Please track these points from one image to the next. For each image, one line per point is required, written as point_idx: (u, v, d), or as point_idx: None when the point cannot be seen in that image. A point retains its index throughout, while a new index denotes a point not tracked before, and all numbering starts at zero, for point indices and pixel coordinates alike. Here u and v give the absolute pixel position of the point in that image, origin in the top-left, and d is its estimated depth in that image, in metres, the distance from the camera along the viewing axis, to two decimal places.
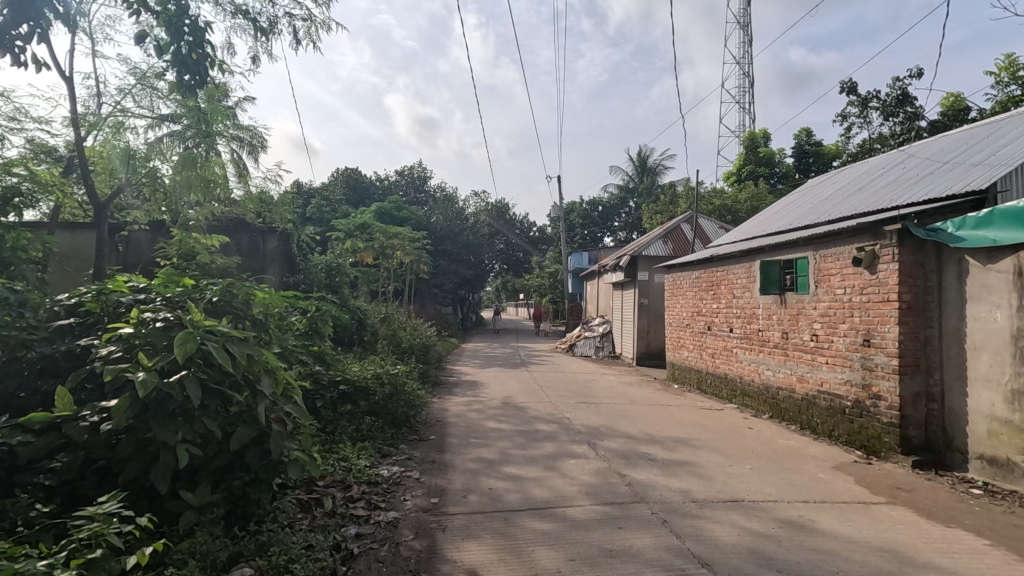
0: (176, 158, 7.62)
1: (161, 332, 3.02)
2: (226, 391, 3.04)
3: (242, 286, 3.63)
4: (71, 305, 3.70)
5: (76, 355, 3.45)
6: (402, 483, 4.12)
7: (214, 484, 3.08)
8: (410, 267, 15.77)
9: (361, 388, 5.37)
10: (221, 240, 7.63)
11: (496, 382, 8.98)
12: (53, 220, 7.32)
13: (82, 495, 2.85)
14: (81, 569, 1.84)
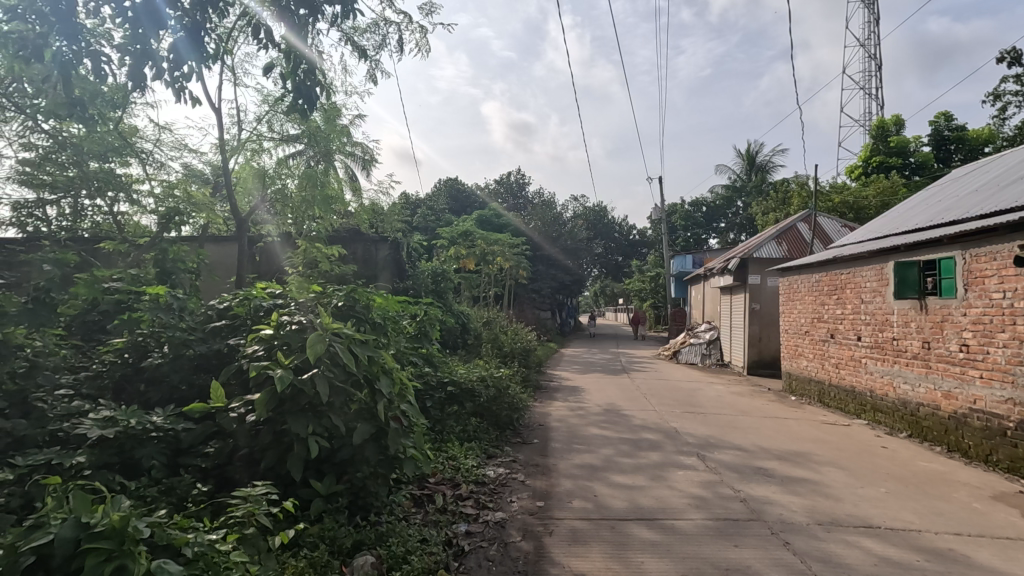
0: (301, 175, 8.41)
1: (295, 333, 3.33)
2: (349, 390, 3.30)
3: (363, 292, 3.94)
4: (222, 309, 4.24)
5: (225, 353, 3.92)
6: (507, 484, 4.20)
7: (339, 475, 3.34)
8: (510, 273, 16.05)
9: (467, 390, 5.57)
10: (340, 249, 8.26)
11: (597, 388, 8.88)
12: (204, 235, 8.35)
13: (230, 479, 3.21)
14: (238, 543, 2.07)
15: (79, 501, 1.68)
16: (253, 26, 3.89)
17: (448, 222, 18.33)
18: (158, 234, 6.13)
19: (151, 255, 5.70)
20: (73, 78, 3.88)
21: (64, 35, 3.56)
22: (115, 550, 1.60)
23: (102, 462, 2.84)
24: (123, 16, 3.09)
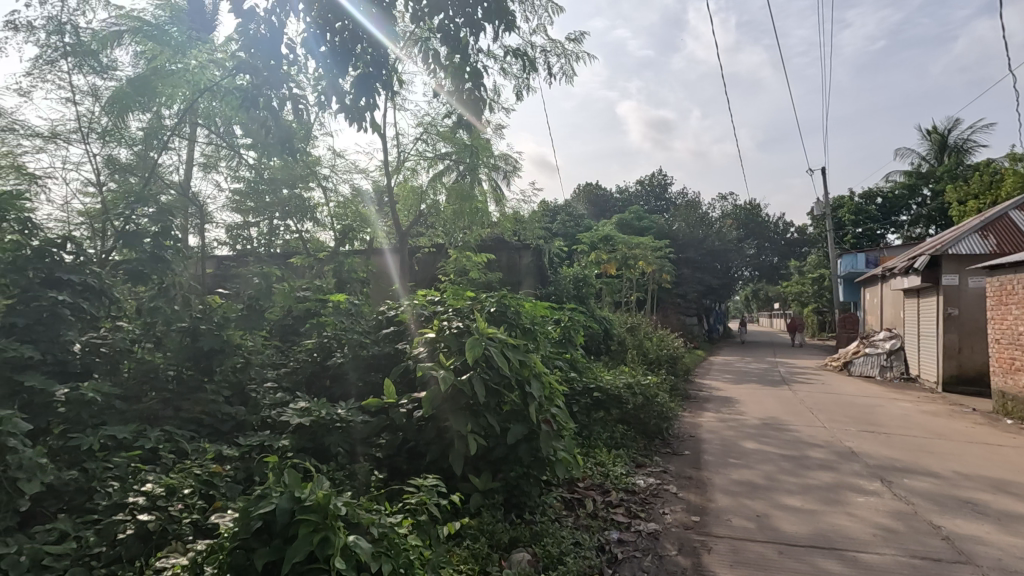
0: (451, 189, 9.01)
1: (455, 337, 3.60)
2: (503, 391, 3.47)
3: (513, 298, 4.12)
4: (390, 315, 4.72)
5: (393, 354, 4.35)
6: (659, 495, 4.07)
7: (494, 472, 3.51)
8: (653, 277, 15.54)
9: (614, 396, 5.51)
10: (487, 258, 8.69)
11: (753, 399, 8.23)
12: (371, 247, 9.33)
13: (400, 469, 3.54)
14: (413, 528, 2.28)
15: (292, 478, 1.98)
16: (424, 55, 4.27)
17: (588, 228, 18.31)
18: (335, 249, 6.99)
19: (330, 268, 6.53)
20: (277, 118, 4.60)
21: (271, 84, 4.28)
22: (320, 523, 1.85)
23: (301, 445, 3.30)
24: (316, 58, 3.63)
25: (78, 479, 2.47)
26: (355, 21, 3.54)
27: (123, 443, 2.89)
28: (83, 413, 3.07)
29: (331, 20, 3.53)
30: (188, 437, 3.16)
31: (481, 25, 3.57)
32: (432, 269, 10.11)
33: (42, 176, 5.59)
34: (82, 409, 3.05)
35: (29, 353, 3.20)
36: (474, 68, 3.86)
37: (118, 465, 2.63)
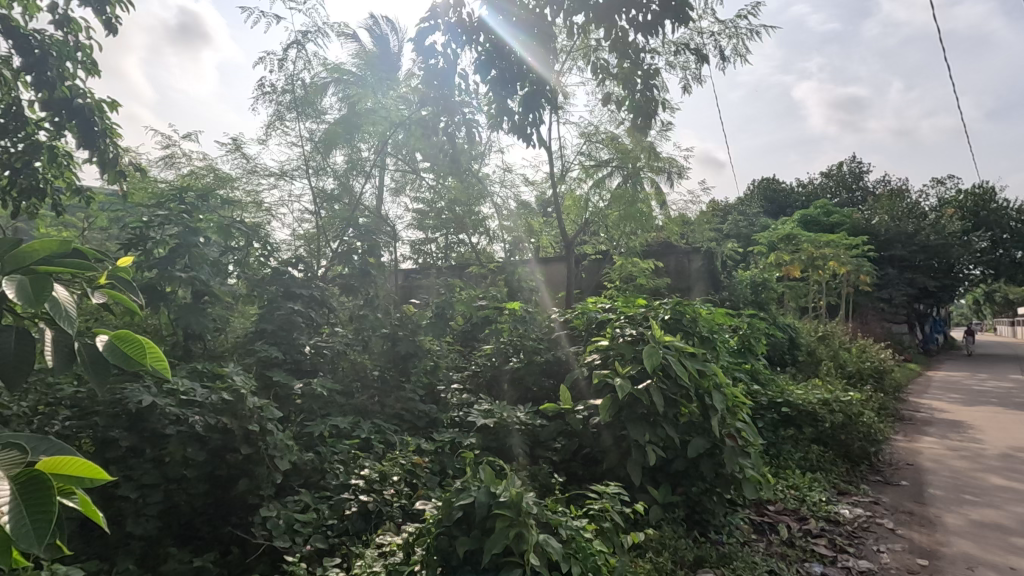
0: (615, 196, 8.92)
1: (629, 345, 3.56)
2: (681, 401, 3.36)
3: (689, 305, 3.95)
4: (562, 323, 4.84)
5: (567, 361, 4.45)
6: (871, 530, 3.54)
7: (674, 486, 3.39)
8: (848, 279, 13.63)
9: (807, 413, 4.95)
10: (654, 264, 8.42)
11: (994, 425, 6.75)
12: (538, 257, 9.66)
13: (577, 474, 3.60)
14: (597, 533, 2.30)
15: (488, 475, 2.13)
16: (590, 65, 4.26)
17: (765, 227, 16.74)
18: (507, 260, 7.37)
19: (503, 277, 6.91)
20: (454, 142, 5.01)
21: (450, 112, 4.69)
22: (515, 518, 1.97)
23: (485, 444, 3.53)
24: (489, 82, 3.84)
25: (315, 460, 2.95)
26: (514, 51, 3.74)
27: (343, 432, 3.38)
28: (314, 405, 3.66)
29: (501, 46, 3.74)
30: (392, 431, 3.59)
31: (652, 28, 3.43)
32: (597, 277, 10.11)
33: (276, 208, 6.80)
34: (313, 401, 3.63)
35: (274, 353, 3.91)
36: (644, 71, 3.74)
37: (342, 451, 3.07)
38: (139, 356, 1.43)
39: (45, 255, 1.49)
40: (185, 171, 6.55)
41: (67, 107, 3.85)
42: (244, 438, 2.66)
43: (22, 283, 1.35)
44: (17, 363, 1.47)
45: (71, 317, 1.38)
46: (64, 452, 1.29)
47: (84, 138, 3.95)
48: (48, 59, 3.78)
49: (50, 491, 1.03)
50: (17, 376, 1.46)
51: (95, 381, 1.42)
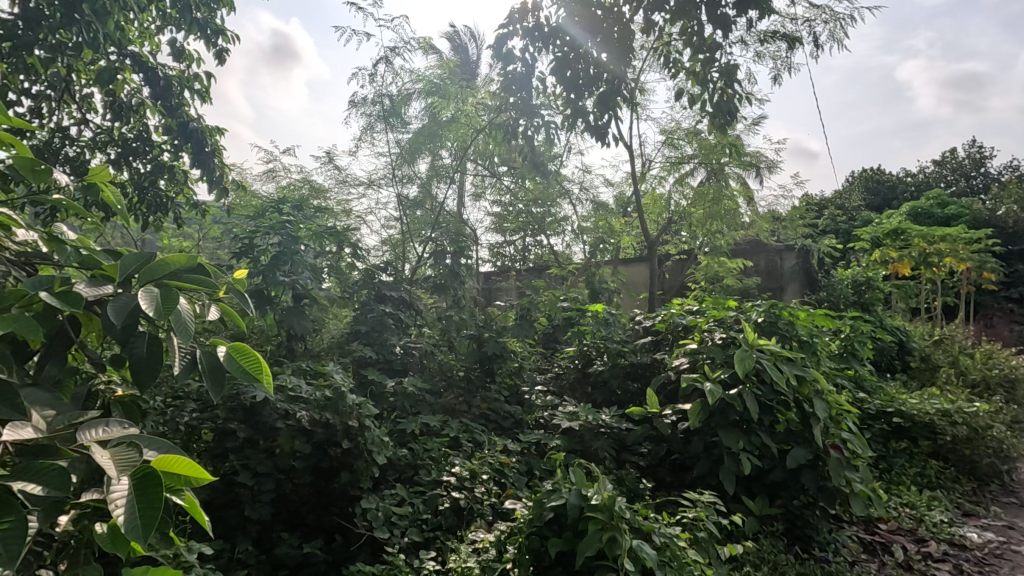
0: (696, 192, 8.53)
1: (720, 348, 3.43)
2: (778, 409, 3.19)
3: (785, 307, 3.74)
4: (648, 325, 4.74)
5: (653, 364, 4.35)
6: (1006, 558, 3.17)
7: (771, 498, 3.22)
8: (970, 277, 12.23)
9: (924, 425, 4.51)
10: (743, 263, 8.00)
11: None
12: (619, 258, 9.49)
13: (665, 480, 3.50)
14: (691, 542, 2.22)
15: (578, 477, 2.13)
16: (671, 59, 4.12)
17: (868, 222, 15.42)
18: (587, 262, 7.30)
19: (584, 279, 6.85)
20: (533, 146, 5.04)
21: (527, 114, 4.70)
22: (607, 522, 1.95)
23: (571, 446, 3.52)
24: (563, 84, 3.84)
25: (409, 456, 3.08)
26: (589, 51, 3.73)
27: (433, 430, 3.50)
28: (406, 403, 3.83)
29: (576, 47, 3.75)
30: (480, 430, 3.67)
31: (729, 20, 3.19)
32: (681, 277, 9.76)
33: (365, 215, 7.16)
34: (405, 399, 3.79)
35: (368, 353, 4.12)
36: (720, 67, 3.53)
37: (433, 449, 3.19)
38: (254, 371, 1.68)
39: (170, 269, 1.65)
40: (284, 183, 7.06)
41: (184, 131, 4.32)
42: (345, 433, 2.84)
43: (155, 295, 1.53)
44: (149, 367, 1.57)
45: (189, 328, 1.52)
46: (172, 451, 1.43)
47: (197, 158, 4.41)
48: (171, 89, 4.21)
49: (156, 487, 1.26)
50: (148, 376, 1.57)
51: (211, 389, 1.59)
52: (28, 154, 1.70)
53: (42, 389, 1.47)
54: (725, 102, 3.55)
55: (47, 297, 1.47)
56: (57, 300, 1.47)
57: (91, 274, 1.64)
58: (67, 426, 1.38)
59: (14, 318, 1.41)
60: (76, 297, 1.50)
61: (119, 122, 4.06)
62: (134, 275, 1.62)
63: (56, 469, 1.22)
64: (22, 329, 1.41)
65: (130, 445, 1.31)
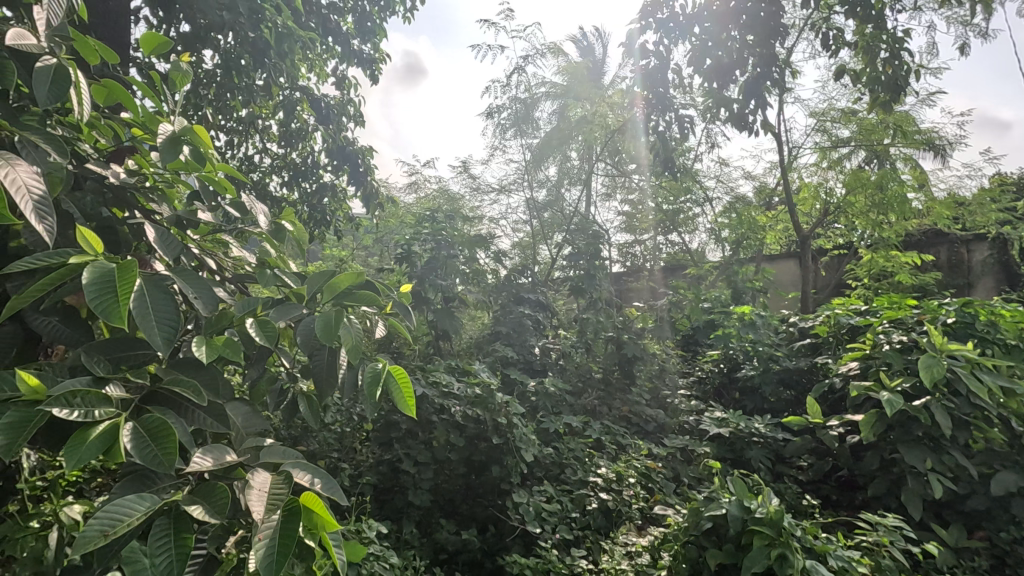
0: (849, 178, 7.55)
1: (898, 354, 3.03)
2: (977, 425, 2.75)
3: (982, 306, 3.21)
4: (804, 327, 4.34)
5: (812, 370, 3.97)
6: None
7: (970, 527, 2.77)
8: None
9: None
10: (917, 257, 6.99)
11: None
12: (762, 255, 8.81)
13: (832, 498, 3.17)
14: (874, 570, 1.99)
15: (739, 487, 2.02)
16: (828, 35, 3.73)
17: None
18: (728, 260, 6.88)
19: (724, 278, 6.48)
20: (669, 142, 4.87)
21: (662, 109, 4.55)
22: (775, 538, 1.83)
23: (720, 454, 3.34)
24: (704, 73, 3.67)
25: (554, 456, 3.15)
26: (731, 36, 3.51)
27: (576, 431, 3.54)
28: (547, 402, 3.90)
29: (718, 32, 3.54)
30: (621, 433, 3.63)
31: None
32: (837, 274, 8.80)
33: (498, 220, 7.43)
34: (546, 399, 3.87)
35: (510, 353, 4.26)
36: (888, 37, 3.13)
37: (577, 448, 3.22)
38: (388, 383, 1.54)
39: (342, 289, 1.55)
40: (425, 193, 7.58)
41: (343, 155, 4.85)
42: (495, 429, 2.98)
43: (325, 318, 1.44)
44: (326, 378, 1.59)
45: (358, 348, 1.43)
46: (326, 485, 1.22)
47: (354, 178, 4.91)
48: (333, 116, 4.74)
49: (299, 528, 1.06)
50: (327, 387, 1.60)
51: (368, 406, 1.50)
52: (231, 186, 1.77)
53: (244, 402, 1.46)
54: (893, 77, 3.13)
55: (251, 328, 1.41)
56: (257, 330, 1.41)
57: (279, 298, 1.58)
58: (254, 447, 1.34)
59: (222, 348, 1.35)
60: (275, 329, 1.43)
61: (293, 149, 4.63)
62: (318, 295, 1.55)
63: (221, 493, 1.10)
64: (231, 355, 1.40)
65: (289, 479, 1.15)
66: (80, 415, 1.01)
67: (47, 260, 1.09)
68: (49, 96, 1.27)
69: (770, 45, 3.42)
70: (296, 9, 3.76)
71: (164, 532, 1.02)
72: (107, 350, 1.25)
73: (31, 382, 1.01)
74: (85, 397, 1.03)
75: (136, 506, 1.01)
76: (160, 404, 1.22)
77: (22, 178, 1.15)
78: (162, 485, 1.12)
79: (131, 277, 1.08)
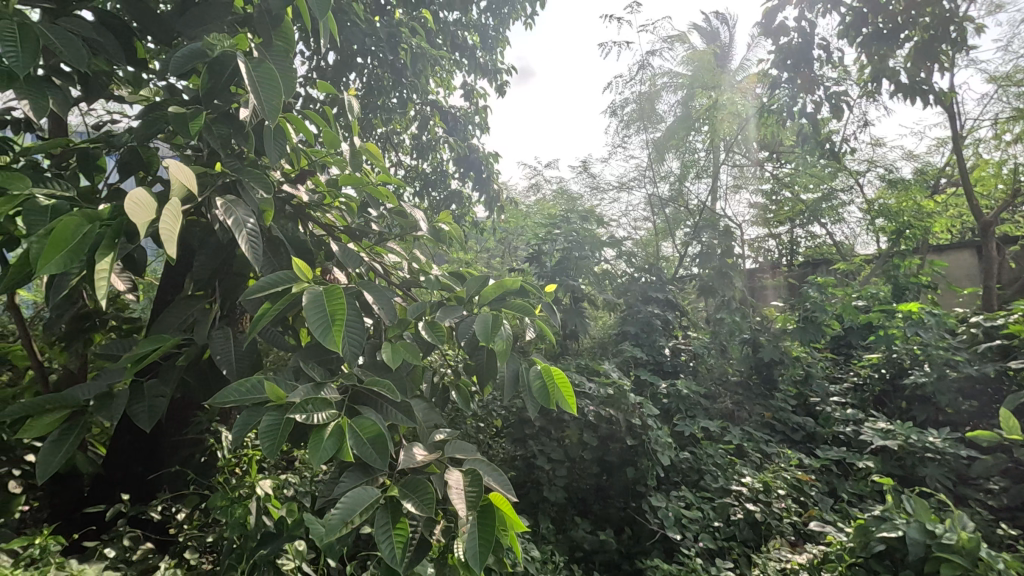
0: None
1: None
2: None
3: None
4: (989, 327, 3.73)
5: (1003, 378, 3.41)
6: None
7: None
8: None
9: None
10: None
11: None
12: (927, 246, 7.72)
13: None
14: None
15: (920, 508, 1.83)
16: None
17: None
18: (885, 253, 6.11)
19: (881, 273, 5.77)
20: (815, 124, 4.44)
21: (806, 89, 4.16)
22: (970, 569, 1.62)
23: (886, 470, 2.98)
24: (860, 44, 3.29)
25: (691, 461, 3.03)
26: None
27: (715, 436, 3.38)
28: (681, 406, 3.74)
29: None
30: (766, 441, 3.39)
31: None
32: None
33: (619, 217, 7.26)
34: (680, 402, 3.72)
35: (640, 354, 4.14)
36: None
37: (717, 455, 3.07)
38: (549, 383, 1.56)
39: (496, 293, 1.60)
40: (546, 194, 7.65)
41: (471, 161, 5.05)
42: (629, 431, 2.95)
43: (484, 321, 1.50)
44: (487, 369, 1.66)
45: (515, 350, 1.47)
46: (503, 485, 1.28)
47: (481, 183, 5.10)
48: (462, 126, 4.95)
49: (490, 535, 1.14)
50: (488, 376, 1.67)
51: (531, 401, 1.57)
52: (388, 194, 1.89)
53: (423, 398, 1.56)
54: None
55: (422, 329, 1.52)
56: (429, 330, 1.52)
57: (439, 301, 1.69)
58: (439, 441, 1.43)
59: (402, 348, 1.47)
60: (443, 330, 1.53)
61: (424, 158, 4.89)
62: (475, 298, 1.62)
63: (423, 489, 1.17)
64: (410, 356, 1.48)
65: (478, 477, 1.23)
66: (310, 422, 1.14)
67: (272, 283, 1.24)
68: (275, 155, 1.53)
69: (943, 3, 3.08)
70: (429, 29, 3.99)
71: (387, 523, 1.15)
72: (314, 355, 1.43)
73: (276, 391, 1.13)
74: (313, 404, 1.16)
75: (362, 501, 1.14)
76: (363, 402, 1.34)
77: (248, 221, 1.34)
78: (377, 477, 1.24)
79: (340, 299, 1.18)
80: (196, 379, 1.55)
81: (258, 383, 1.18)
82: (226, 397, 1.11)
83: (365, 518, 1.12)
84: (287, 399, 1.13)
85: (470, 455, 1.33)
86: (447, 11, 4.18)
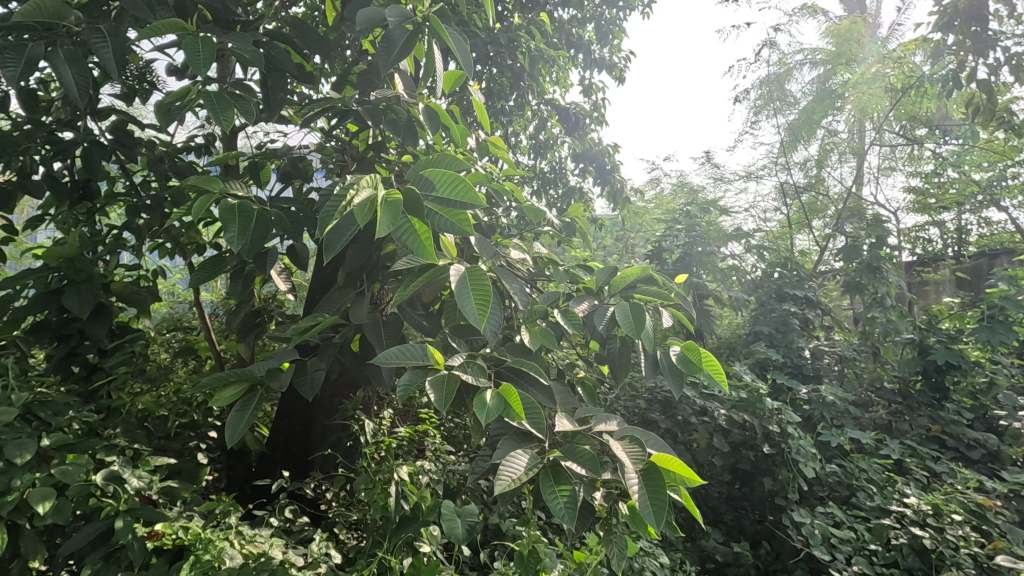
0: None
1: None
2: None
3: None
4: None
5: None
6: None
7: None
8: None
9: None
10: None
11: None
12: None
13: None
14: None
15: None
16: None
17: None
18: None
19: None
20: (991, 93, 3.81)
21: (978, 51, 3.58)
22: None
23: None
24: None
25: (840, 474, 2.75)
26: None
27: (868, 449, 3.03)
28: (825, 413, 3.39)
29: None
30: (932, 458, 2.97)
31: None
32: None
33: (748, 209, 6.74)
34: (824, 409, 3.38)
35: (775, 355, 3.82)
36: None
37: (873, 469, 2.76)
38: (698, 363, 1.50)
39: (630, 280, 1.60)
40: (664, 188, 7.33)
41: (588, 157, 4.99)
42: (765, 437, 2.74)
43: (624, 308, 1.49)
44: (622, 361, 1.64)
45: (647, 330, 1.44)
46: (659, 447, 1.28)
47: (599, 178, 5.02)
48: (579, 122, 4.91)
49: (664, 487, 1.13)
50: (623, 369, 1.64)
51: (671, 382, 1.54)
52: (516, 187, 1.90)
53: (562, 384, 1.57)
54: None
55: (558, 315, 1.55)
56: (563, 318, 1.54)
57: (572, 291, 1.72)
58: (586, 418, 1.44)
59: (540, 330, 1.58)
60: (576, 315, 1.54)
61: (540, 158, 4.92)
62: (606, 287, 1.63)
63: (586, 453, 1.21)
64: (546, 340, 1.59)
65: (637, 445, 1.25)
66: (473, 384, 1.22)
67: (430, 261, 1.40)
68: (432, 127, 1.74)
69: None
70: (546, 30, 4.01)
71: (551, 483, 1.17)
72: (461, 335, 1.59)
73: (438, 353, 1.21)
74: (472, 369, 1.25)
75: (523, 462, 1.17)
76: (508, 379, 1.40)
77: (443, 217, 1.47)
78: (534, 445, 1.26)
79: (485, 280, 1.24)
80: (350, 360, 1.69)
81: (416, 347, 1.24)
82: (395, 355, 1.20)
83: (531, 476, 1.15)
84: (449, 361, 1.22)
85: (614, 423, 1.36)
86: (563, 10, 4.18)
